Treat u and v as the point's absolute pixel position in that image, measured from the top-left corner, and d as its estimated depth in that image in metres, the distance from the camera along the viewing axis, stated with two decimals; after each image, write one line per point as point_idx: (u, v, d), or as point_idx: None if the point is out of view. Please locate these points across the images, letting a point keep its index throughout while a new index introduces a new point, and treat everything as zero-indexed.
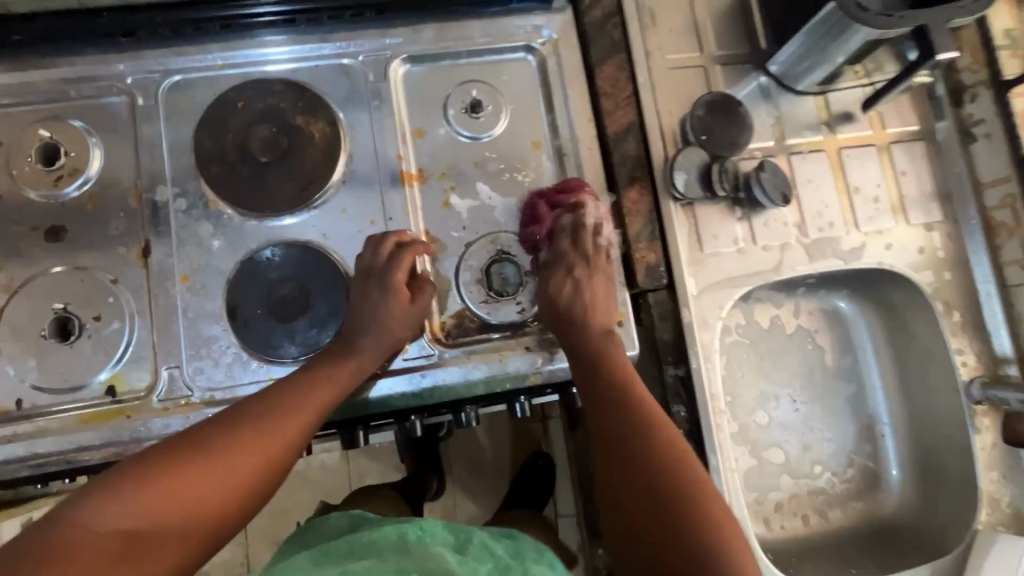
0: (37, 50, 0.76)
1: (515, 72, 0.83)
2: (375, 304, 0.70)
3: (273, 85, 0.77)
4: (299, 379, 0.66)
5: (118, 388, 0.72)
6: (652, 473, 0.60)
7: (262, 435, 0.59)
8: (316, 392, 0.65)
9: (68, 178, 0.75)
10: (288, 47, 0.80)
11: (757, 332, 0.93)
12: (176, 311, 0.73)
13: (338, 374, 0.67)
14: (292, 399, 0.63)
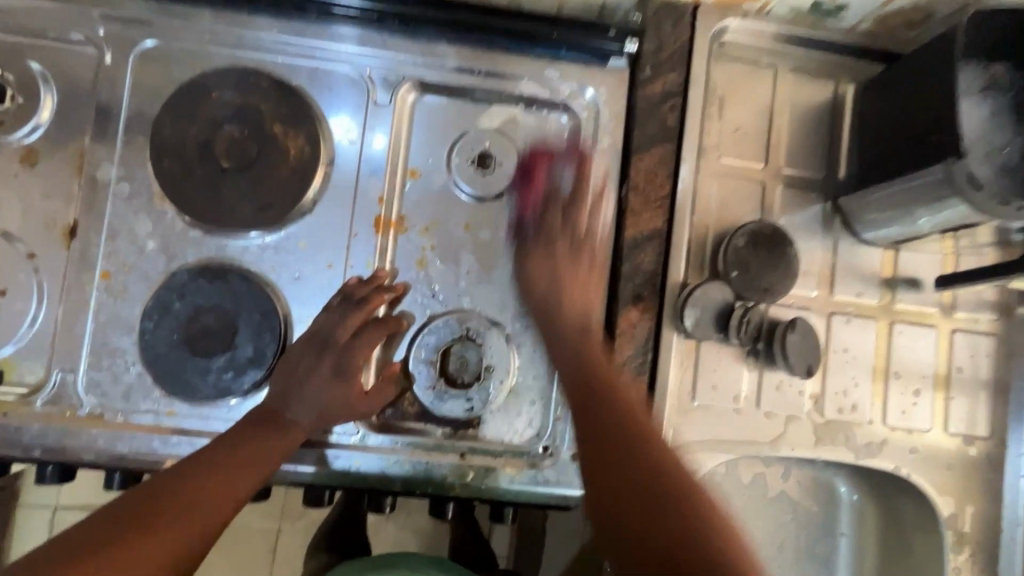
0: None
1: (542, 131, 0.70)
2: (324, 384, 0.63)
3: (258, 80, 0.66)
4: (222, 451, 0.58)
5: (5, 376, 0.64)
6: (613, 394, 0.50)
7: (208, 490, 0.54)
8: (242, 469, 0.57)
9: (8, 126, 0.66)
10: (286, 36, 0.68)
11: (734, 486, 0.81)
12: (86, 308, 0.65)
13: (268, 449, 0.60)
14: (214, 475, 0.56)
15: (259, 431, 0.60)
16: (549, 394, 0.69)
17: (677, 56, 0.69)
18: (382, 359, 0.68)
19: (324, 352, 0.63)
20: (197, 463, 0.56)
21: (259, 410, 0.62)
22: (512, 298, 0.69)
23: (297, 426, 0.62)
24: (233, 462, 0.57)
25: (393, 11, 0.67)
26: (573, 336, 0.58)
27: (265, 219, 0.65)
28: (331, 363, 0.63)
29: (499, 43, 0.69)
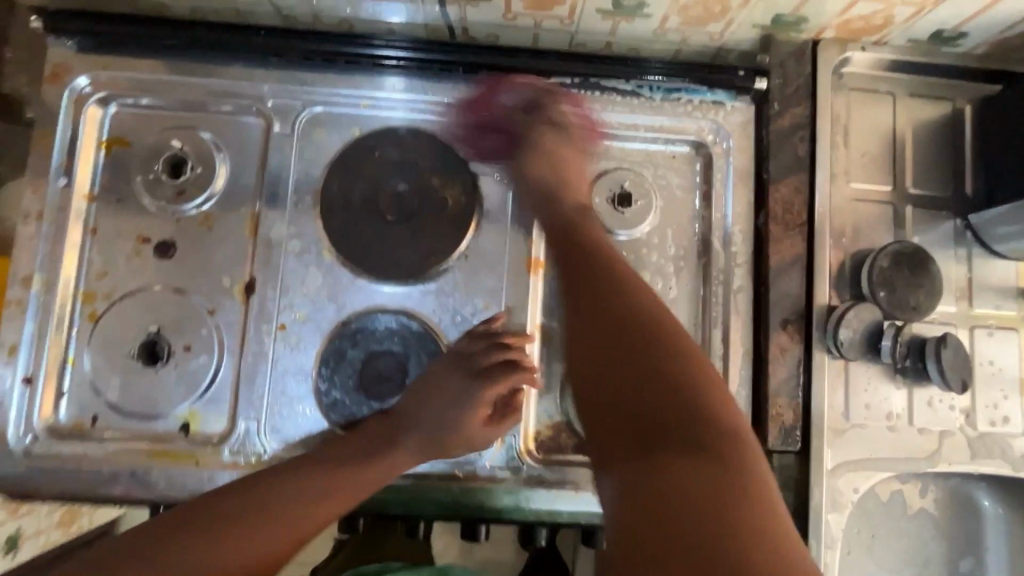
0: (188, 53, 0.73)
1: (675, 168, 0.74)
2: (467, 413, 0.64)
3: (413, 136, 0.71)
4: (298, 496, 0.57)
5: (192, 427, 0.68)
6: (652, 397, 0.44)
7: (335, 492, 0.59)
8: (299, 519, 0.56)
9: (189, 195, 0.71)
10: (405, 93, 0.73)
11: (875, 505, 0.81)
12: (266, 360, 0.69)
13: (368, 481, 0.61)
14: (262, 527, 0.54)
15: (317, 467, 0.59)
16: None
17: (802, 90, 0.73)
18: (512, 389, 0.67)
19: (468, 385, 0.64)
20: (241, 500, 0.55)
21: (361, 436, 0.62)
22: None
23: (422, 448, 0.64)
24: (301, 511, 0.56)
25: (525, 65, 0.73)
26: (614, 297, 0.50)
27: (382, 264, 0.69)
28: (472, 395, 0.64)
29: (629, 89, 0.74)
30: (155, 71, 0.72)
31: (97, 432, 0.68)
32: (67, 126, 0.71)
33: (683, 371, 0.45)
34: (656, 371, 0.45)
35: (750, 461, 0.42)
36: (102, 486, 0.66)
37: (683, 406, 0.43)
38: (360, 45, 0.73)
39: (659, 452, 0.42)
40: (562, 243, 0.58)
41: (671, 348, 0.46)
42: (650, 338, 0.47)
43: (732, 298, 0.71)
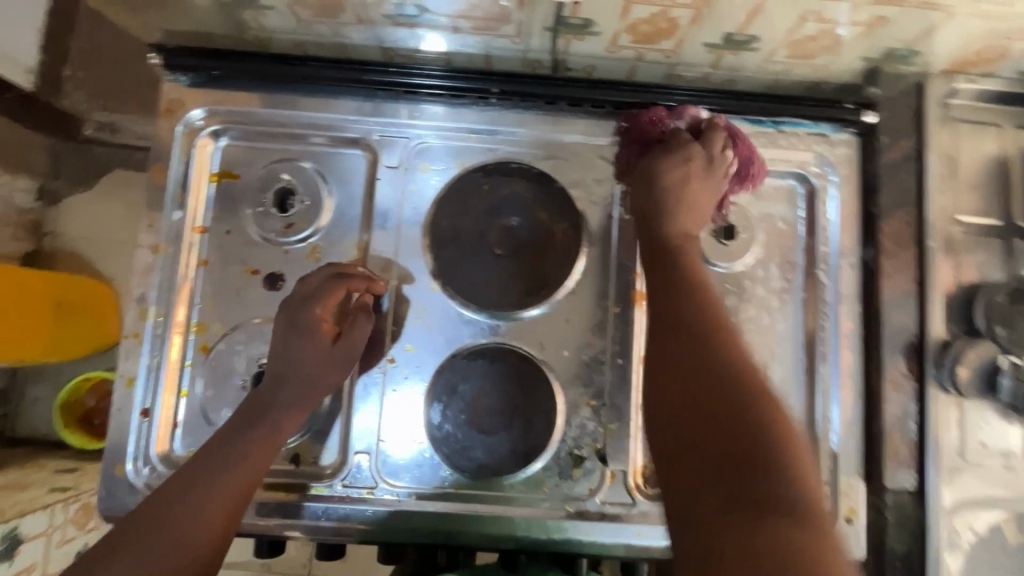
0: (297, 89, 0.74)
1: (779, 199, 0.74)
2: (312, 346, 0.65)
3: (516, 174, 0.73)
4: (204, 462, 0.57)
5: (302, 459, 0.68)
6: (729, 427, 0.41)
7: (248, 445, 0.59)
8: (231, 484, 0.57)
9: (297, 227, 0.72)
10: (445, 123, 0.74)
11: None
12: (376, 392, 0.69)
13: (279, 429, 0.61)
14: (197, 495, 0.55)
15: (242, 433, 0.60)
16: (813, 456, 0.70)
17: (908, 124, 0.73)
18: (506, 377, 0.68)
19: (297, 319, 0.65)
20: (188, 476, 0.56)
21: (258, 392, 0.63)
22: (764, 363, 0.72)
23: (327, 378, 0.65)
24: (215, 475, 0.57)
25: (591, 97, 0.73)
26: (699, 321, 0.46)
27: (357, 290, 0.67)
28: (293, 322, 0.65)
29: (728, 120, 0.74)
30: (263, 105, 0.74)
31: None
32: (179, 161, 0.72)
33: (765, 389, 0.43)
34: (727, 393, 0.42)
35: (814, 491, 0.39)
36: None
37: (755, 438, 0.40)
38: (406, 77, 0.74)
39: (760, 523, 0.37)
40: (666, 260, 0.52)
41: (742, 365, 0.44)
42: (753, 398, 0.42)
43: (840, 332, 0.71)
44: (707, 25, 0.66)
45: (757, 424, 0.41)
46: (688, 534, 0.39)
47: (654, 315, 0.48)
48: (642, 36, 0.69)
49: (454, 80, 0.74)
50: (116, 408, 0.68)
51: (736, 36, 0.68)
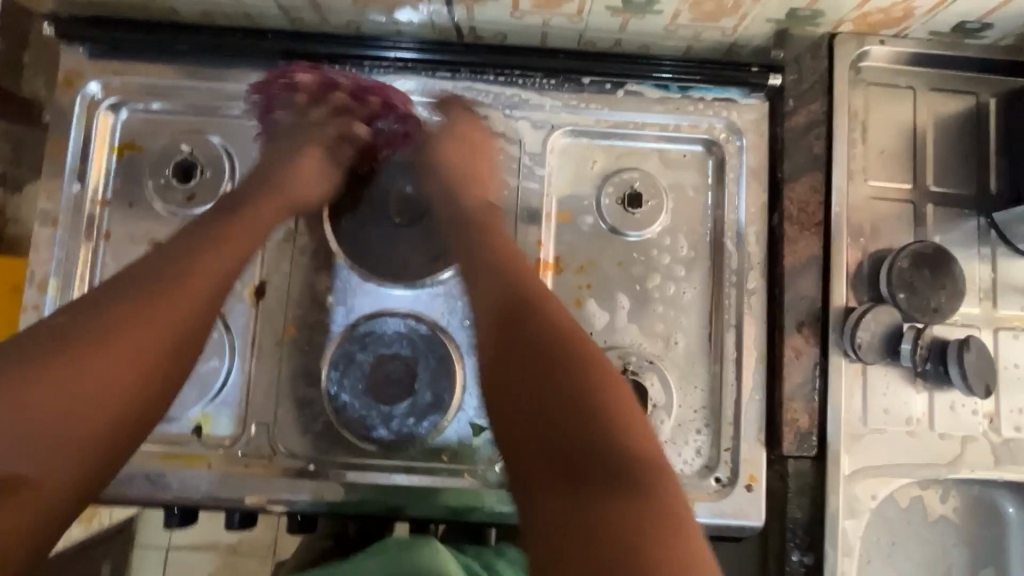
0: (193, 58, 0.73)
1: (688, 167, 0.73)
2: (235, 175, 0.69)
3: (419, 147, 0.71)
4: (127, 324, 0.51)
5: (203, 430, 0.68)
6: (582, 420, 0.49)
7: (141, 306, 0.53)
8: (151, 346, 0.52)
9: (199, 198, 0.72)
10: None
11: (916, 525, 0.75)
12: (277, 363, 0.69)
13: (183, 288, 0.55)
14: (118, 356, 0.50)
15: (161, 293, 0.54)
16: (717, 423, 0.69)
17: (818, 88, 0.71)
18: (412, 347, 0.68)
19: (213, 218, 0.62)
20: (104, 332, 0.51)
21: (172, 254, 0.57)
22: (669, 332, 0.71)
23: (247, 241, 0.61)
24: (142, 334, 0.52)
25: (516, 63, 0.72)
26: (512, 279, 0.58)
27: (292, 154, 0.69)
28: (214, 224, 0.61)
29: (639, 86, 0.72)
30: (165, 74, 0.73)
31: None
32: (79, 133, 0.72)
33: (608, 372, 0.52)
34: (565, 368, 0.51)
35: (642, 468, 0.47)
36: (117, 490, 0.67)
37: (579, 409, 0.49)
38: (335, 46, 0.73)
39: (590, 495, 0.45)
40: (491, 272, 0.59)
41: (574, 340, 0.53)
42: (577, 362, 0.52)
43: (746, 300, 0.70)
44: None
45: (559, 342, 0.53)
46: (529, 468, 0.48)
47: (495, 352, 0.54)
48: (543, 1, 0.68)
49: (386, 49, 0.73)
50: None
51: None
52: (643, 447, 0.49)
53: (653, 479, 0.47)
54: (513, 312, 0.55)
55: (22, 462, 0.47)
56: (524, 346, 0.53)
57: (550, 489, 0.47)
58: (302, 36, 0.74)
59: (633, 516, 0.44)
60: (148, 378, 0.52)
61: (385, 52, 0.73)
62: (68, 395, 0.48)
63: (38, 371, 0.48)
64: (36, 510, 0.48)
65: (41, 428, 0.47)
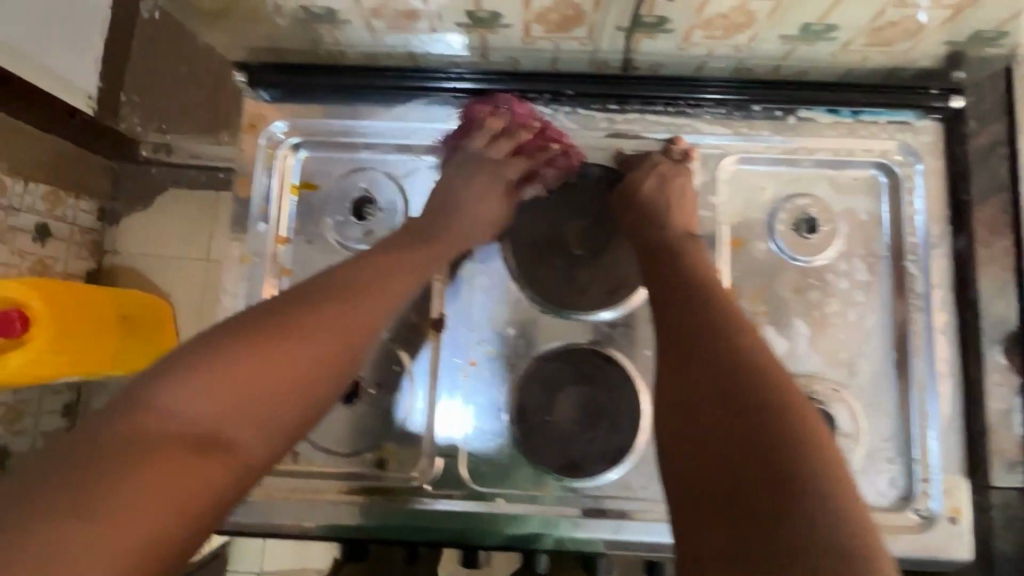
0: (371, 99, 0.76)
1: (862, 191, 0.72)
2: (478, 199, 0.68)
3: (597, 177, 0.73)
4: (325, 311, 0.48)
5: (388, 463, 0.69)
6: (754, 425, 0.43)
7: (329, 314, 0.48)
8: (337, 332, 0.48)
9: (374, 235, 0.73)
10: (545, 123, 0.75)
11: None
12: (460, 395, 0.69)
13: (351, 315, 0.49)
14: (320, 333, 0.47)
15: (357, 293, 0.50)
16: (911, 453, 0.67)
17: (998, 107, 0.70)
18: (595, 381, 0.67)
19: (411, 242, 0.60)
20: (312, 318, 0.47)
21: (373, 262, 0.54)
22: (852, 359, 0.70)
23: (394, 287, 0.54)
24: (348, 313, 0.49)
25: (687, 94, 0.73)
26: (676, 283, 0.56)
27: (459, 191, 0.67)
28: (409, 245, 0.59)
29: (813, 111, 0.72)
30: (343, 115, 0.76)
31: (297, 468, 0.70)
32: (261, 176, 0.75)
33: (788, 386, 0.46)
34: (737, 377, 0.46)
35: (796, 477, 0.40)
36: (306, 525, 0.68)
37: (748, 416, 0.43)
38: (504, 82, 0.76)
39: (763, 511, 0.39)
40: (677, 292, 0.55)
41: (753, 350, 0.48)
42: (751, 370, 0.46)
43: (933, 325, 0.69)
44: (784, 15, 0.65)
45: (732, 345, 0.49)
46: (693, 473, 0.44)
47: (678, 365, 0.49)
48: (717, 31, 0.69)
49: (554, 82, 0.74)
50: None
51: (813, 26, 0.67)
52: (840, 513, 0.38)
53: (832, 527, 0.37)
54: (679, 306, 0.54)
55: (227, 427, 0.42)
56: (711, 367, 0.47)
57: (719, 509, 0.41)
58: (472, 74, 0.76)
59: (758, 563, 0.37)
60: (337, 361, 0.47)
61: (554, 85, 0.74)
62: (284, 377, 0.45)
63: (248, 337, 0.45)
64: (210, 488, 0.41)
65: (254, 397, 0.43)
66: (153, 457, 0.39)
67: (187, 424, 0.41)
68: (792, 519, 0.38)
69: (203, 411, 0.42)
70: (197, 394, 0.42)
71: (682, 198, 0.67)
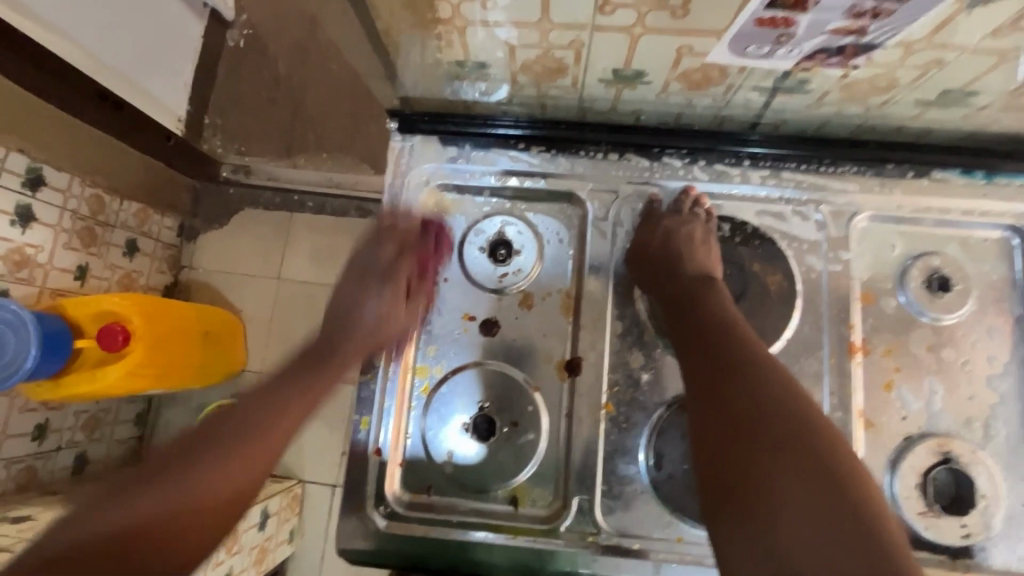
0: (510, 145, 0.79)
1: (993, 252, 0.74)
2: (371, 299, 0.72)
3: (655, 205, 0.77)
4: (257, 423, 0.59)
5: (520, 501, 0.71)
6: (764, 444, 0.51)
7: (279, 405, 0.61)
8: (268, 450, 0.58)
9: (510, 277, 0.76)
10: (680, 175, 0.77)
11: None
12: (595, 437, 0.72)
13: (307, 394, 0.64)
14: (261, 439, 0.58)
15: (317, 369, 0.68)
16: None
17: None
18: None
19: (299, 376, 0.66)
20: (219, 439, 0.57)
21: (269, 400, 0.62)
22: (985, 420, 0.70)
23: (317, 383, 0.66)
24: (264, 441, 0.58)
25: (822, 152, 0.75)
26: (697, 310, 0.65)
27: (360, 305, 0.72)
28: (305, 379, 0.65)
29: (942, 173, 0.75)
30: (484, 160, 0.79)
31: (436, 502, 0.72)
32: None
33: (810, 412, 0.53)
34: (761, 403, 0.54)
35: (793, 494, 0.48)
36: (444, 558, 0.70)
37: (760, 435, 0.52)
38: (640, 134, 0.78)
39: (758, 518, 0.48)
40: (707, 335, 0.61)
41: (772, 375, 0.56)
42: (769, 394, 0.54)
43: None
44: (930, 82, 0.65)
45: (755, 366, 0.57)
46: (714, 480, 0.52)
47: (709, 398, 0.57)
48: (856, 93, 0.69)
49: (691, 137, 0.77)
50: (355, 449, 0.73)
51: (955, 91, 0.67)
52: (839, 530, 0.45)
53: (811, 547, 0.45)
54: (702, 332, 0.62)
55: (161, 511, 0.50)
56: (728, 401, 0.55)
57: (725, 515, 0.50)
58: (608, 124, 0.78)
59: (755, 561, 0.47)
60: (251, 468, 0.56)
61: (692, 140, 0.77)
62: (238, 456, 0.56)
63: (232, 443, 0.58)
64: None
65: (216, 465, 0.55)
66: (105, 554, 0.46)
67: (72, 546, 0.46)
68: (773, 530, 0.47)
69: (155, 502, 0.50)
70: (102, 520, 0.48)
71: (693, 244, 0.71)
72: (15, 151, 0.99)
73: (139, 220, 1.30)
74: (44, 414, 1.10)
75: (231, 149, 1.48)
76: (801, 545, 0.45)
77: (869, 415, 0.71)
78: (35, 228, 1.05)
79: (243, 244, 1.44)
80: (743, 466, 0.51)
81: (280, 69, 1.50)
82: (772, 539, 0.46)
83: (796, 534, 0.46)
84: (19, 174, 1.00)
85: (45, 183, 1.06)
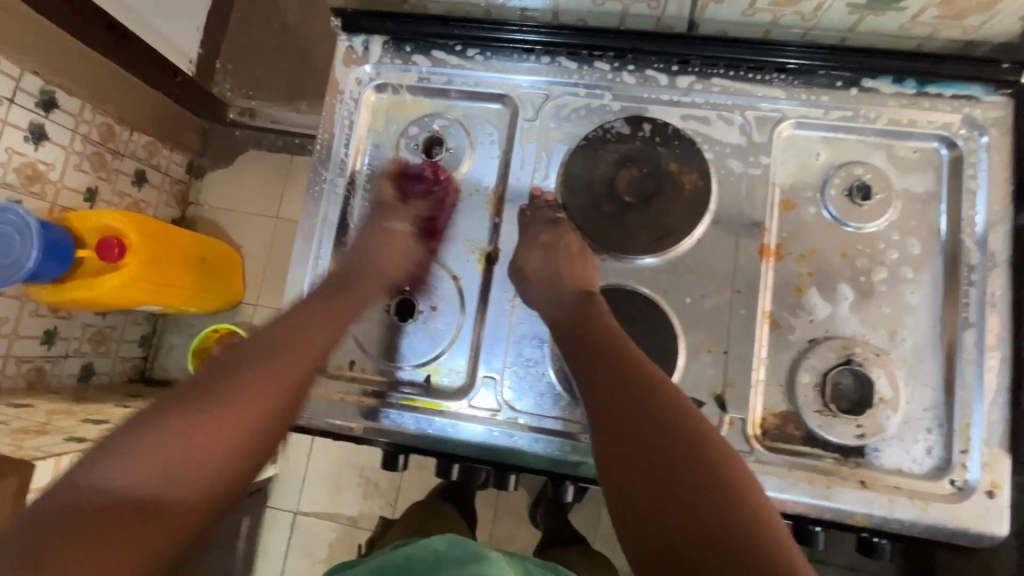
0: (449, 49, 0.82)
1: (920, 161, 0.73)
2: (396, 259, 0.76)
3: (582, 109, 0.78)
4: (287, 322, 0.63)
5: (432, 378, 0.76)
6: (658, 429, 0.55)
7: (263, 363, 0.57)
8: (285, 365, 0.59)
9: (440, 172, 0.79)
10: (610, 78, 0.78)
11: None
12: (507, 324, 0.76)
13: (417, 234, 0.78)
14: (279, 353, 0.59)
15: (201, 393, 0.53)
16: (948, 420, 0.68)
17: None
18: (631, 323, 0.71)
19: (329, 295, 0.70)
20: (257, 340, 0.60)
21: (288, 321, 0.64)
22: (894, 325, 0.70)
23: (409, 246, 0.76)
24: (306, 336, 0.63)
25: (753, 58, 0.75)
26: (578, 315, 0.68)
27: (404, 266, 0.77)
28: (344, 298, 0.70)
29: (874, 82, 0.74)
30: (424, 62, 0.82)
31: (356, 375, 0.78)
32: (331, 206, 0.81)
33: (693, 420, 0.56)
34: (649, 413, 0.56)
35: (688, 434, 0.54)
36: (357, 425, 0.75)
37: (644, 389, 0.58)
38: (575, 35, 0.78)
39: (656, 464, 0.52)
40: (590, 312, 0.67)
41: (657, 393, 0.58)
42: (659, 413, 0.56)
43: (986, 299, 0.69)
44: None
45: (641, 381, 0.59)
46: (611, 431, 0.56)
47: (605, 425, 0.57)
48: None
49: (624, 37, 0.77)
50: None
51: None
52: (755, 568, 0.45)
53: (710, 481, 0.51)
54: (588, 345, 0.64)
55: (161, 488, 0.48)
56: (622, 407, 0.57)
57: (633, 465, 0.53)
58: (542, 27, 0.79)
59: (665, 505, 0.50)
60: (265, 391, 0.56)
61: (623, 41, 0.77)
62: (261, 390, 0.56)
63: (155, 420, 0.51)
64: (155, 528, 0.46)
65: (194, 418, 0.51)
66: (93, 529, 0.44)
67: (125, 491, 0.46)
68: (672, 470, 0.52)
69: (166, 462, 0.49)
70: (126, 471, 0.47)
71: (569, 259, 0.72)
72: (29, 73, 1.07)
73: (147, 152, 1.37)
74: (52, 321, 1.20)
75: (239, 92, 1.54)
76: (702, 504, 0.49)
77: (776, 316, 0.72)
78: (47, 146, 1.13)
79: (236, 176, 1.52)
80: (633, 414, 0.56)
81: (288, 15, 1.53)
82: (674, 482, 0.51)
83: (692, 472, 0.51)
84: (32, 94, 1.08)
85: (57, 106, 1.13)
